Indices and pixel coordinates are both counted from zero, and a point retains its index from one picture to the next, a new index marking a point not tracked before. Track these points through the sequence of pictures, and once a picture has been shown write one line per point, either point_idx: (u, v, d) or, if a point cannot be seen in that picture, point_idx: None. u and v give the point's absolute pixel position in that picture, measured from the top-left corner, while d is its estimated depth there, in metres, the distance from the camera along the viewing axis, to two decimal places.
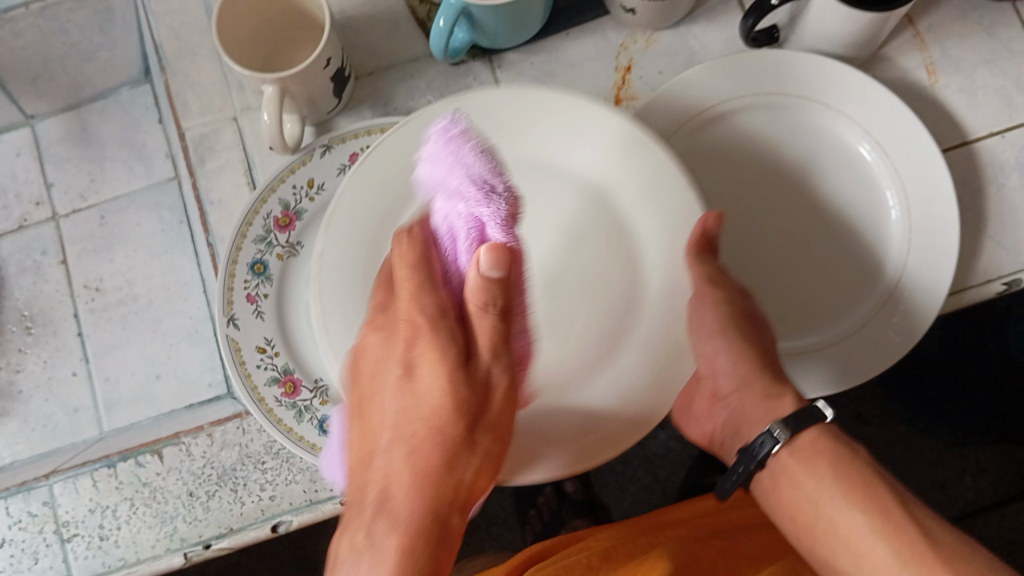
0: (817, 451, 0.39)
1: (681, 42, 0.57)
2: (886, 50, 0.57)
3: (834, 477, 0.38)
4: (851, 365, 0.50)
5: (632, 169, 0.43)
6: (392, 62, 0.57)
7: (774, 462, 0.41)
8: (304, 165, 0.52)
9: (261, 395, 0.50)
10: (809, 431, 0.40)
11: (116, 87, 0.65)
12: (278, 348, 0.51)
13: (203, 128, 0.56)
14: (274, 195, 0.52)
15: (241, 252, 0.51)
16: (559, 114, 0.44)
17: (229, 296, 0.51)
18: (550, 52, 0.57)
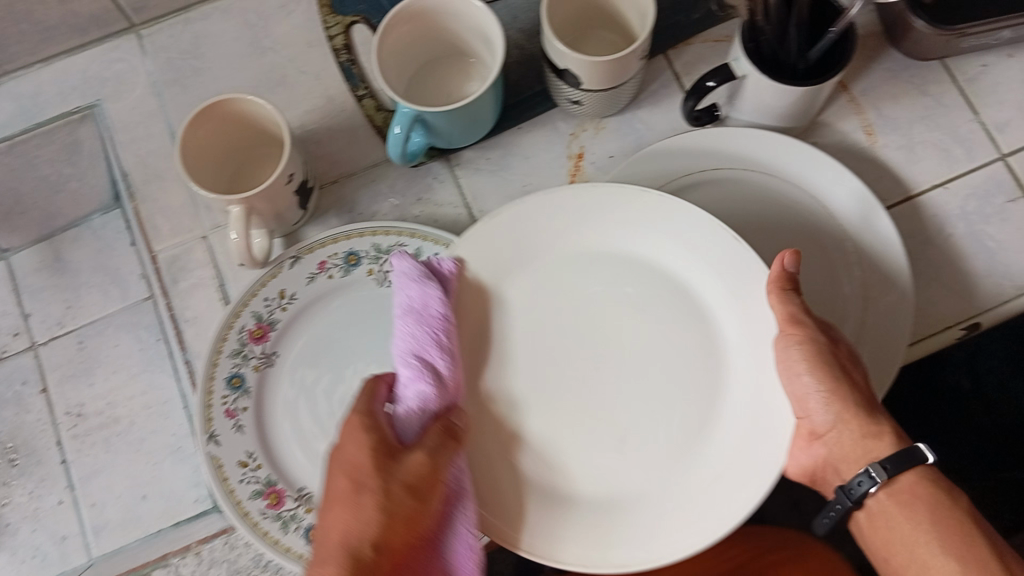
0: (917, 493, 0.42)
1: (628, 126, 0.59)
2: (823, 117, 0.59)
3: (932, 524, 0.41)
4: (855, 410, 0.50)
5: (706, 247, 0.44)
6: (353, 169, 0.59)
7: (877, 498, 0.43)
8: (274, 277, 0.53)
9: (246, 509, 0.50)
10: (908, 474, 0.42)
11: (89, 215, 0.68)
12: (260, 460, 0.52)
13: (174, 249, 0.57)
14: (246, 309, 0.53)
15: (218, 367, 0.52)
16: (653, 223, 0.46)
17: (208, 413, 0.51)
18: (505, 146, 0.59)
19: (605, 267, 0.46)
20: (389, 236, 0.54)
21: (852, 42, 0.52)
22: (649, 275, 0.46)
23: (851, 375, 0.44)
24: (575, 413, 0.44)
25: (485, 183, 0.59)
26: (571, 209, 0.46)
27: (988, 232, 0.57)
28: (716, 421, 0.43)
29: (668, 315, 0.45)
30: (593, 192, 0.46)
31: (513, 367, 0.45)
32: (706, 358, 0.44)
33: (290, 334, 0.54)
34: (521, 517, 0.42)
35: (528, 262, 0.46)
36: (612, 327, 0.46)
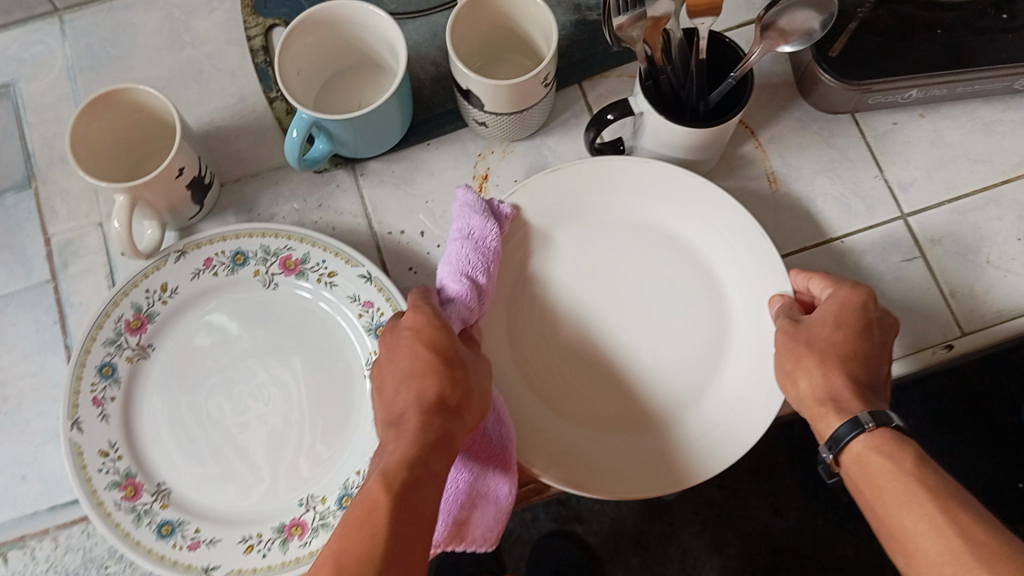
0: (885, 451, 0.42)
1: (535, 151, 0.60)
2: (729, 160, 0.60)
3: (880, 484, 0.41)
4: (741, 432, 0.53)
5: (729, 226, 0.53)
6: (257, 169, 0.60)
7: (849, 456, 0.43)
8: (158, 270, 0.53)
9: (100, 498, 0.50)
10: (860, 438, 0.43)
11: (1, 192, 0.62)
12: (121, 451, 0.52)
13: (69, 233, 0.61)
14: (127, 299, 0.53)
15: (90, 354, 0.52)
16: (652, 185, 0.55)
17: (74, 398, 0.51)
18: (411, 161, 0.60)
19: (610, 232, 0.56)
20: (278, 238, 0.54)
21: (747, 87, 0.51)
22: (672, 250, 0.55)
23: (806, 357, 0.47)
24: (584, 350, 0.54)
25: (387, 195, 0.59)
26: (622, 180, 0.55)
27: (881, 290, 0.57)
28: (720, 371, 0.52)
29: (679, 275, 0.55)
30: (600, 164, 0.54)
31: (566, 310, 0.55)
32: (706, 309, 0.54)
33: (168, 328, 0.54)
34: (591, 460, 0.50)
35: (559, 224, 0.55)
36: (624, 291, 0.55)
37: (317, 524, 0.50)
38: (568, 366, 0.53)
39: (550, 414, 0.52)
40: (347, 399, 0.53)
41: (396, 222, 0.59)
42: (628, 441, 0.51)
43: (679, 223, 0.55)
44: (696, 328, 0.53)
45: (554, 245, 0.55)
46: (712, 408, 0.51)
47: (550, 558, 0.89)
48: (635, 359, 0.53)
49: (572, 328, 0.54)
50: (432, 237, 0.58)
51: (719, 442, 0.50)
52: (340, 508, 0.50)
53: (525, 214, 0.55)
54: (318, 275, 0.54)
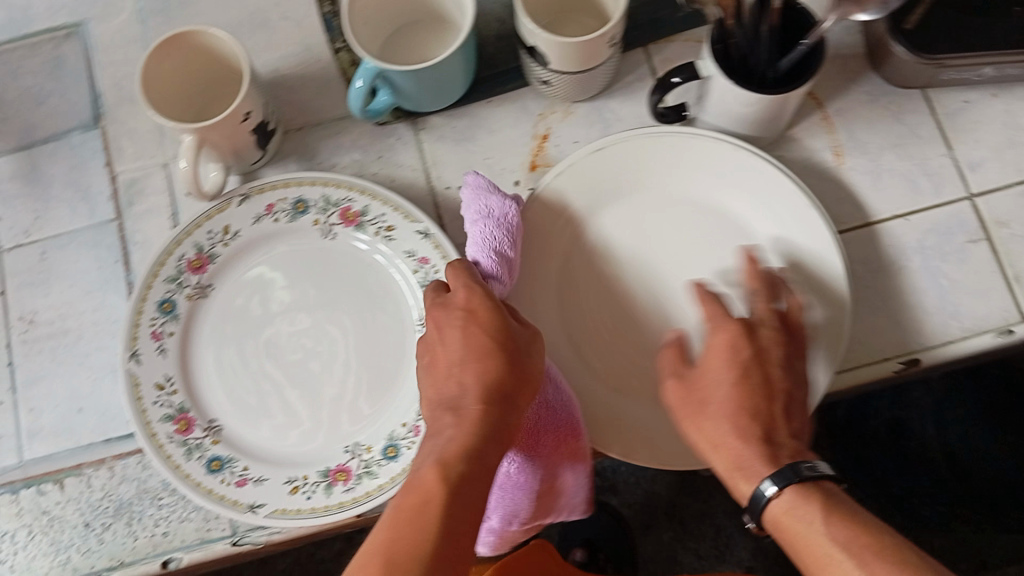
0: (799, 512, 0.42)
1: (596, 114, 0.59)
2: (794, 131, 0.59)
3: (804, 551, 0.41)
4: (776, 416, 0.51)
5: (785, 208, 0.53)
6: (320, 119, 0.60)
7: (769, 520, 0.43)
8: (221, 212, 0.55)
9: (154, 430, 0.51)
10: (778, 502, 0.43)
11: (68, 129, 0.65)
12: (176, 386, 0.53)
13: (134, 173, 0.62)
14: (189, 238, 0.54)
15: (152, 289, 0.53)
16: (697, 159, 0.54)
17: (134, 331, 0.53)
18: (472, 118, 0.60)
19: (659, 206, 0.55)
20: (339, 188, 0.55)
21: (820, 52, 0.51)
22: (726, 226, 0.54)
23: (690, 420, 0.46)
24: (638, 325, 0.53)
25: (448, 151, 0.59)
26: (681, 157, 0.54)
27: (942, 271, 0.56)
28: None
29: (729, 246, 0.54)
30: (642, 141, 0.54)
31: (616, 286, 0.54)
32: (759, 279, 0.53)
33: (230, 268, 0.55)
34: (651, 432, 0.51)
35: (606, 200, 0.54)
36: (677, 267, 0.54)
37: (362, 471, 0.51)
38: (620, 341, 0.53)
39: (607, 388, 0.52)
40: (397, 353, 0.54)
41: (454, 178, 0.59)
42: (683, 413, 0.51)
43: (726, 195, 0.54)
44: (749, 304, 0.53)
45: (603, 221, 0.55)
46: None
47: (580, 527, 0.88)
48: (687, 334, 0.53)
49: (615, 306, 0.54)
50: None
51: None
52: (385, 458, 0.51)
53: (577, 188, 0.54)
54: (376, 228, 0.55)
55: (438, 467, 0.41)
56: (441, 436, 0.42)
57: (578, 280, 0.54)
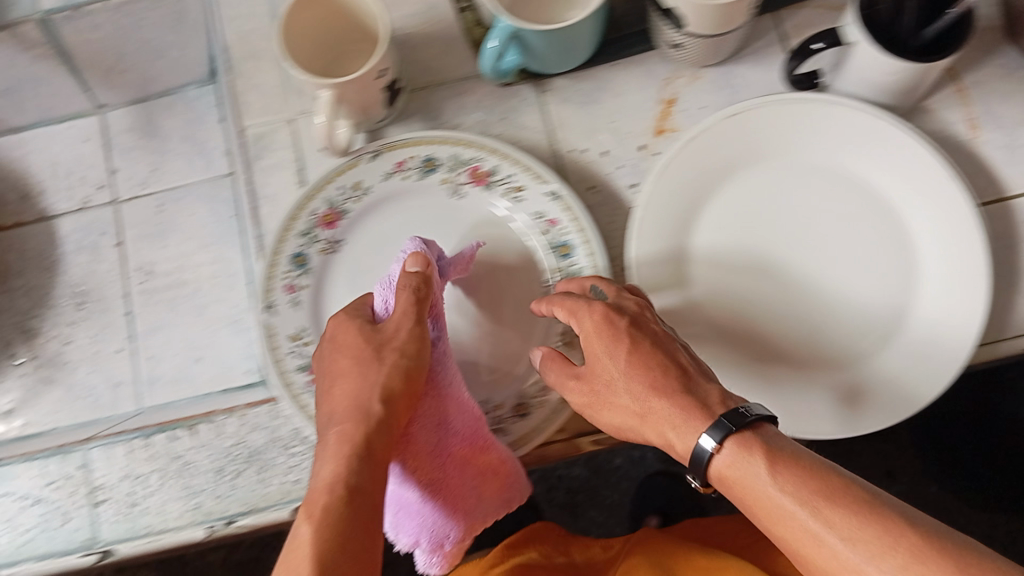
0: (745, 464, 0.40)
1: (724, 79, 0.58)
2: (927, 102, 0.58)
3: (757, 502, 0.39)
4: (905, 393, 0.49)
5: (923, 178, 0.52)
6: (444, 78, 0.60)
7: (717, 477, 0.41)
8: (354, 168, 0.55)
9: (290, 381, 0.52)
10: (721, 455, 0.41)
11: (184, 86, 0.69)
12: (310, 338, 0.54)
13: (262, 127, 0.59)
14: (320, 195, 0.55)
15: (285, 243, 0.54)
16: (832, 126, 0.54)
17: (268, 283, 0.54)
18: (596, 80, 0.59)
19: (790, 173, 0.55)
20: (469, 148, 0.55)
21: (968, 26, 0.50)
22: (860, 198, 0.54)
23: (619, 398, 0.46)
24: (763, 292, 0.54)
25: (572, 113, 0.59)
26: (815, 128, 0.54)
27: None
28: (910, 315, 0.51)
29: (861, 216, 0.54)
30: (776, 107, 0.53)
31: (743, 253, 0.54)
32: (893, 249, 0.53)
33: (360, 225, 0.56)
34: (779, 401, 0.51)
35: (739, 165, 0.55)
36: (805, 240, 0.54)
37: (493, 428, 0.52)
38: (748, 307, 0.53)
39: (739, 358, 0.52)
40: (525, 316, 0.54)
41: (578, 142, 0.58)
42: (816, 383, 0.51)
43: (861, 164, 0.54)
44: (883, 275, 0.52)
45: (735, 187, 0.55)
46: (905, 347, 0.50)
47: (657, 496, 0.91)
48: (818, 306, 0.53)
49: (744, 273, 0.54)
50: (613, 158, 0.58)
51: (910, 384, 0.49)
52: (517, 415, 0.52)
53: (711, 152, 0.54)
54: (506, 188, 0.55)
55: (328, 483, 0.41)
56: (324, 446, 0.44)
57: (707, 246, 0.54)
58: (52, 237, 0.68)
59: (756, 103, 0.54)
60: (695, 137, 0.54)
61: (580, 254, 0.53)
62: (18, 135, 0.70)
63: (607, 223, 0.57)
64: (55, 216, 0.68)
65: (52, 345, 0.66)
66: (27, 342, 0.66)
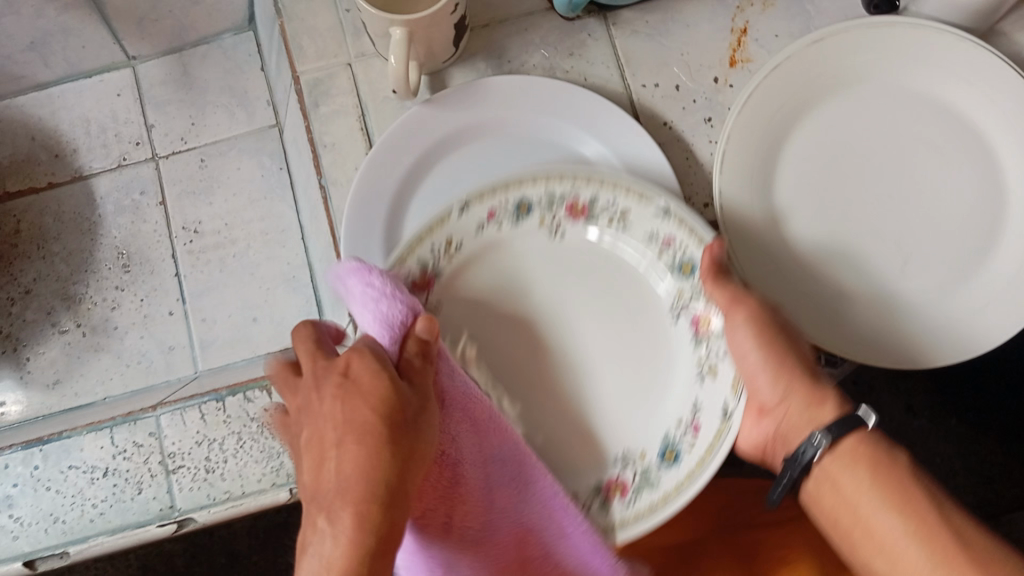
0: (860, 460, 0.42)
1: (797, 6, 0.57)
2: (1002, 24, 0.56)
3: (870, 484, 0.41)
4: (997, 318, 0.49)
5: (1009, 96, 0.50)
6: (507, 15, 0.57)
7: (817, 470, 0.43)
8: (444, 222, 0.47)
9: None
10: (849, 438, 0.42)
11: (219, 34, 0.65)
12: None
13: (318, 72, 0.56)
14: (413, 256, 0.46)
15: None
16: (912, 48, 0.52)
17: None
18: (665, 11, 0.57)
19: (869, 101, 0.53)
20: (563, 182, 0.47)
21: None
22: (948, 123, 0.52)
23: (768, 332, 0.45)
24: (849, 227, 0.52)
25: (641, 47, 0.57)
26: (905, 52, 0.52)
27: None
28: (997, 245, 0.50)
29: (944, 141, 0.52)
30: (856, 34, 0.52)
31: (826, 189, 0.52)
32: (977, 173, 0.51)
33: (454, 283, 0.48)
34: (873, 340, 0.50)
35: (819, 96, 0.52)
36: (891, 165, 0.52)
37: (641, 481, 0.46)
38: (834, 244, 0.52)
39: (825, 286, 0.51)
40: (654, 347, 0.48)
41: (650, 76, 0.56)
42: (890, 321, 0.50)
43: (942, 86, 0.52)
44: (971, 201, 0.51)
45: (817, 120, 0.53)
46: (985, 281, 0.50)
47: None
48: (894, 236, 0.52)
49: (828, 210, 0.52)
50: (687, 92, 0.56)
51: (979, 328, 0.49)
52: (664, 465, 0.46)
53: (793, 82, 0.52)
54: (609, 216, 0.48)
55: (359, 474, 0.34)
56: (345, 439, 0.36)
57: (790, 184, 0.52)
58: (90, 198, 0.65)
59: (836, 28, 0.51)
60: (777, 66, 0.51)
61: None
62: (43, 92, 0.66)
63: (685, 157, 0.55)
64: (91, 175, 0.65)
65: (97, 310, 0.63)
66: (70, 310, 0.63)
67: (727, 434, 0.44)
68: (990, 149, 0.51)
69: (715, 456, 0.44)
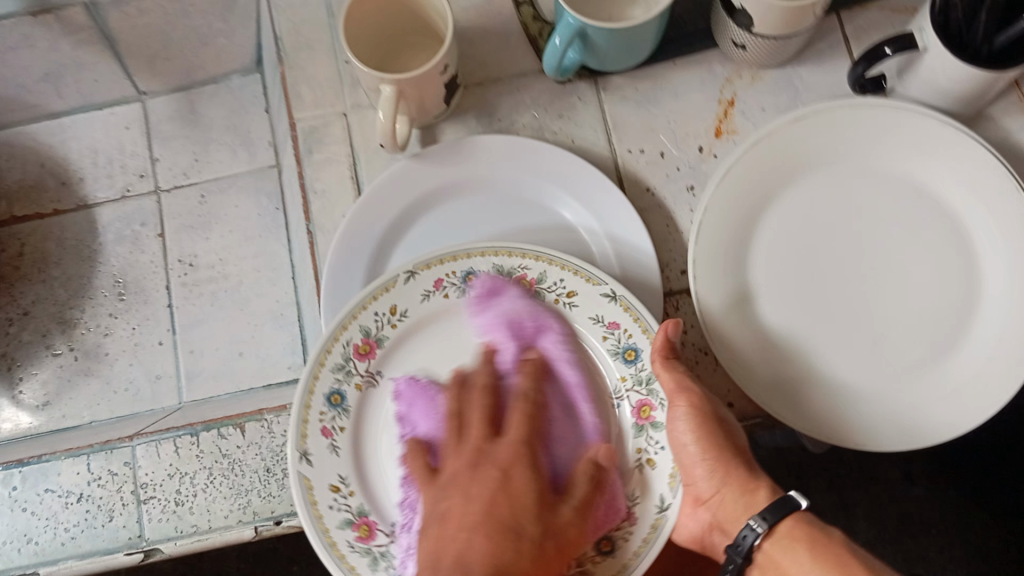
0: (799, 536, 0.43)
1: (786, 81, 0.57)
2: (989, 108, 0.57)
3: (811, 559, 0.42)
4: (963, 405, 0.49)
5: (989, 185, 0.51)
6: (500, 74, 0.59)
7: (760, 557, 0.44)
8: (388, 291, 0.50)
9: (333, 540, 0.47)
10: (785, 521, 0.44)
11: (228, 74, 0.68)
12: (352, 486, 0.48)
13: (314, 120, 0.58)
14: (355, 323, 0.49)
15: (318, 381, 0.49)
16: (895, 131, 0.53)
17: (303, 430, 0.48)
18: (655, 79, 0.58)
19: (849, 179, 0.54)
20: (513, 257, 0.50)
21: None
22: (926, 207, 0.53)
23: (705, 429, 0.46)
24: (822, 303, 0.52)
25: (629, 112, 0.58)
26: (892, 134, 0.53)
27: None
28: (965, 337, 0.50)
29: (922, 225, 0.52)
30: (841, 113, 0.53)
31: (801, 263, 0.53)
32: (954, 259, 0.52)
33: (395, 356, 0.50)
34: (838, 419, 0.50)
35: (800, 171, 0.53)
36: (868, 244, 0.53)
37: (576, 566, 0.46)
38: (806, 318, 0.52)
39: (793, 360, 0.51)
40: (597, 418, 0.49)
41: (636, 142, 0.57)
42: (854, 401, 0.50)
43: (923, 171, 0.53)
44: (945, 290, 0.51)
45: (797, 194, 0.54)
46: (948, 374, 0.50)
47: None
48: (865, 315, 0.52)
49: (802, 283, 0.53)
50: (672, 159, 0.57)
51: (943, 415, 0.49)
52: (601, 554, 0.46)
53: (775, 156, 0.53)
54: (555, 295, 0.50)
55: None
56: None
57: (765, 256, 0.53)
58: (93, 226, 0.67)
59: (821, 107, 0.53)
60: (760, 140, 0.53)
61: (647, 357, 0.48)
62: (58, 121, 0.69)
63: (666, 224, 0.56)
64: (96, 204, 0.68)
65: (90, 336, 0.64)
66: (65, 334, 0.65)
67: (664, 527, 0.46)
68: (968, 237, 0.52)
69: (651, 548, 0.45)
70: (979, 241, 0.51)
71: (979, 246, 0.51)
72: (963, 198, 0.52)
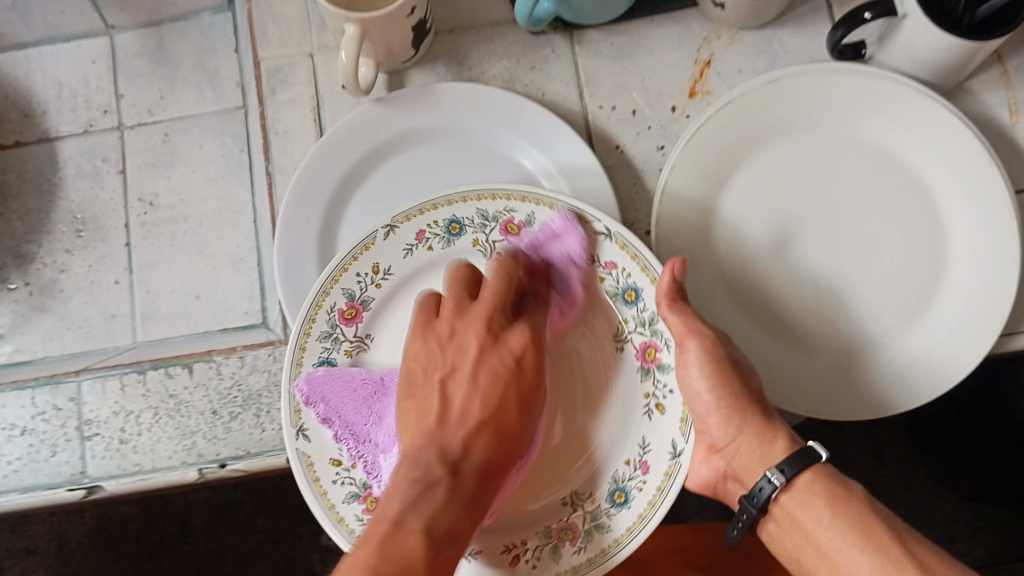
0: (816, 492, 0.43)
1: (765, 44, 0.56)
2: (970, 83, 0.55)
3: (833, 517, 0.42)
4: (918, 380, 0.49)
5: (962, 159, 0.50)
6: (473, 22, 0.58)
7: (777, 509, 0.44)
8: (367, 249, 0.48)
9: (340, 514, 0.46)
10: (805, 474, 0.44)
11: (198, 11, 0.66)
12: (354, 458, 0.47)
13: (279, 60, 0.57)
14: (337, 286, 0.48)
15: (305, 351, 0.48)
16: (870, 98, 0.51)
17: (296, 402, 0.47)
18: (632, 35, 0.57)
19: (821, 146, 0.52)
20: (496, 200, 0.48)
21: None
22: (897, 178, 0.51)
23: (719, 374, 0.46)
24: (785, 269, 0.52)
25: (602, 67, 0.56)
26: (868, 101, 0.51)
27: None
28: (922, 315, 0.50)
29: (891, 197, 0.51)
30: (816, 78, 0.51)
31: (767, 229, 0.52)
32: (921, 234, 0.51)
33: (385, 312, 0.49)
34: (792, 384, 0.50)
35: (771, 135, 0.52)
36: (837, 211, 0.52)
37: (590, 527, 0.46)
38: (769, 283, 0.52)
39: (754, 322, 0.51)
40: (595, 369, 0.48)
41: (608, 99, 0.56)
42: (811, 368, 0.50)
43: (895, 142, 0.52)
44: (911, 265, 0.50)
45: (767, 158, 0.52)
46: (903, 350, 0.49)
47: None
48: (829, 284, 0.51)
49: (767, 248, 0.52)
50: (643, 119, 0.56)
51: (897, 388, 0.49)
52: (615, 507, 0.46)
53: (746, 120, 0.51)
54: None
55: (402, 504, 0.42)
56: (429, 487, 0.43)
57: (731, 220, 0.52)
58: (53, 160, 0.66)
59: (797, 71, 0.51)
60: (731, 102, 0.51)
61: (648, 298, 0.47)
62: (22, 51, 0.67)
63: (632, 184, 0.55)
64: (57, 137, 0.66)
65: (46, 271, 0.63)
66: (20, 268, 0.63)
67: (677, 475, 0.45)
68: (937, 211, 0.51)
69: (663, 501, 0.45)
70: (949, 216, 0.50)
71: (948, 223, 0.50)
72: (935, 172, 0.51)
